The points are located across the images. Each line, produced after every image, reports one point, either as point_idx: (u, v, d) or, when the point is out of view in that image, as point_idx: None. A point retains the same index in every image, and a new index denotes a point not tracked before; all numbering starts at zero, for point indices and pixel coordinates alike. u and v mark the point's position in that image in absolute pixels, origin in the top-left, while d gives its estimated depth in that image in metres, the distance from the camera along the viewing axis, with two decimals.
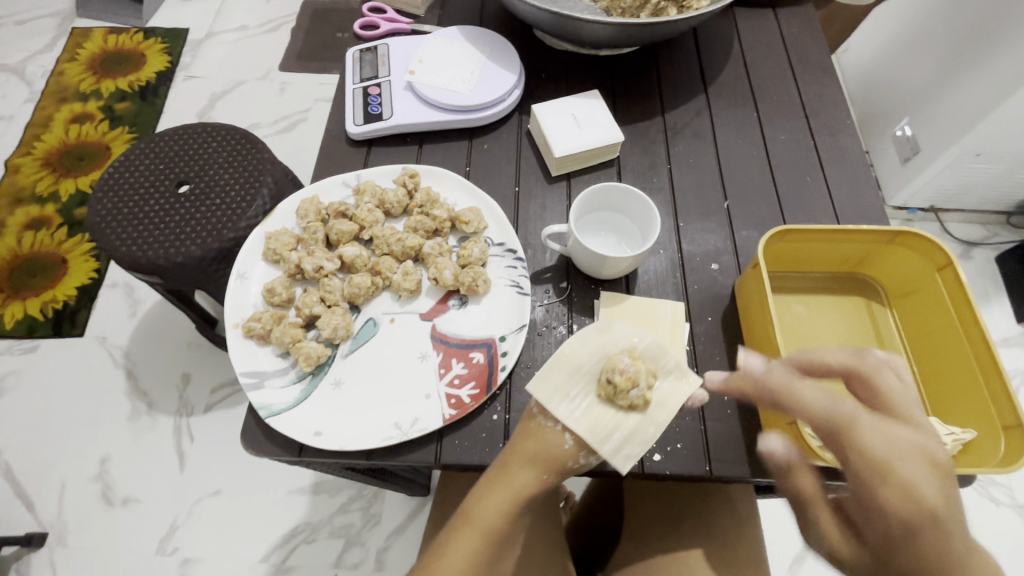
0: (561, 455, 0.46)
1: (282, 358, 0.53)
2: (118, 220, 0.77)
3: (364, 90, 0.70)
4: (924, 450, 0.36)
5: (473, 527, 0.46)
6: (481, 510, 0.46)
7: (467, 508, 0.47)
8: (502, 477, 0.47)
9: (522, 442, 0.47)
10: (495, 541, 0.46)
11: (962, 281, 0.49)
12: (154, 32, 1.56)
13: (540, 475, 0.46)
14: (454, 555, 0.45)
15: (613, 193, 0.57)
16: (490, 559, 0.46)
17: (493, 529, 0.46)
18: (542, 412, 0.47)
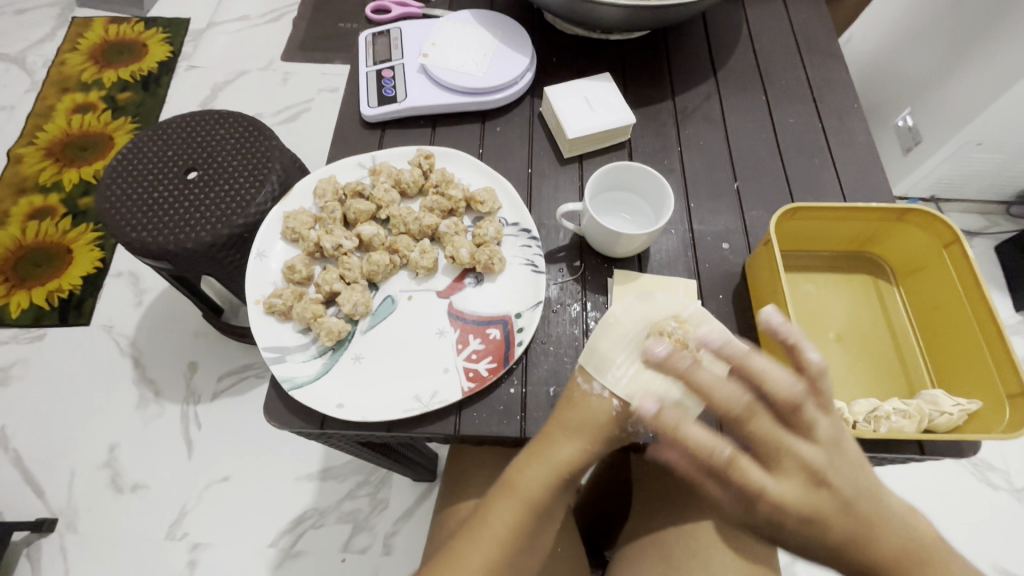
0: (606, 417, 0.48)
1: (303, 333, 0.54)
2: (128, 205, 0.78)
3: (378, 73, 0.71)
4: (814, 451, 0.38)
5: (515, 497, 0.46)
6: (523, 478, 0.47)
7: (508, 476, 0.48)
8: (544, 443, 0.48)
9: (568, 410, 0.49)
10: (534, 511, 0.46)
11: (968, 256, 0.50)
12: (155, 22, 1.56)
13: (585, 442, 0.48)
14: (494, 520, 0.45)
15: (629, 172, 0.58)
16: (529, 531, 0.46)
17: (534, 498, 0.46)
18: (587, 379, 0.50)
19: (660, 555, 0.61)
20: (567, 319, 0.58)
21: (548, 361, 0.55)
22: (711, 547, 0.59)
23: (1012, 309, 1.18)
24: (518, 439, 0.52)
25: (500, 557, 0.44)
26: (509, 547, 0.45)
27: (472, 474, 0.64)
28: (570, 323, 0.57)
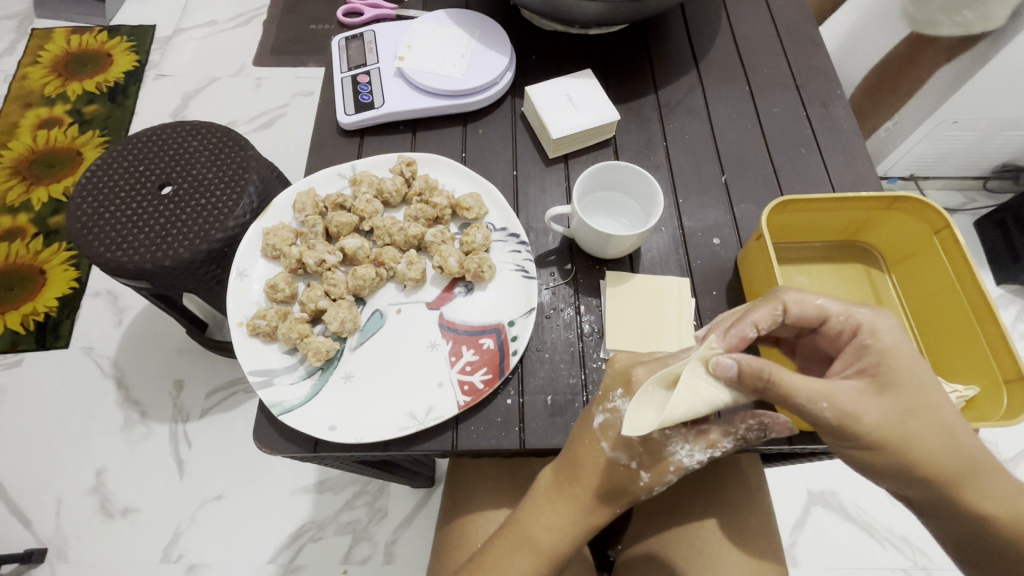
0: (626, 480, 0.46)
1: (290, 354, 0.53)
2: (101, 224, 0.74)
3: (354, 79, 0.69)
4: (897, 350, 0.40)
5: (532, 553, 0.47)
6: (539, 531, 0.48)
7: (525, 533, 0.48)
8: (558, 498, 0.48)
9: (585, 467, 0.47)
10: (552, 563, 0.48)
11: (960, 242, 0.50)
12: (120, 31, 1.51)
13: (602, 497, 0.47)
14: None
15: (615, 171, 0.57)
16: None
17: (551, 552, 0.47)
18: (613, 447, 0.46)
19: (667, 554, 0.60)
20: (560, 324, 0.56)
21: (545, 369, 0.54)
22: (715, 543, 0.59)
23: (992, 283, 1.20)
24: (517, 450, 0.51)
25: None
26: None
27: (472, 484, 0.63)
28: (564, 328, 0.56)
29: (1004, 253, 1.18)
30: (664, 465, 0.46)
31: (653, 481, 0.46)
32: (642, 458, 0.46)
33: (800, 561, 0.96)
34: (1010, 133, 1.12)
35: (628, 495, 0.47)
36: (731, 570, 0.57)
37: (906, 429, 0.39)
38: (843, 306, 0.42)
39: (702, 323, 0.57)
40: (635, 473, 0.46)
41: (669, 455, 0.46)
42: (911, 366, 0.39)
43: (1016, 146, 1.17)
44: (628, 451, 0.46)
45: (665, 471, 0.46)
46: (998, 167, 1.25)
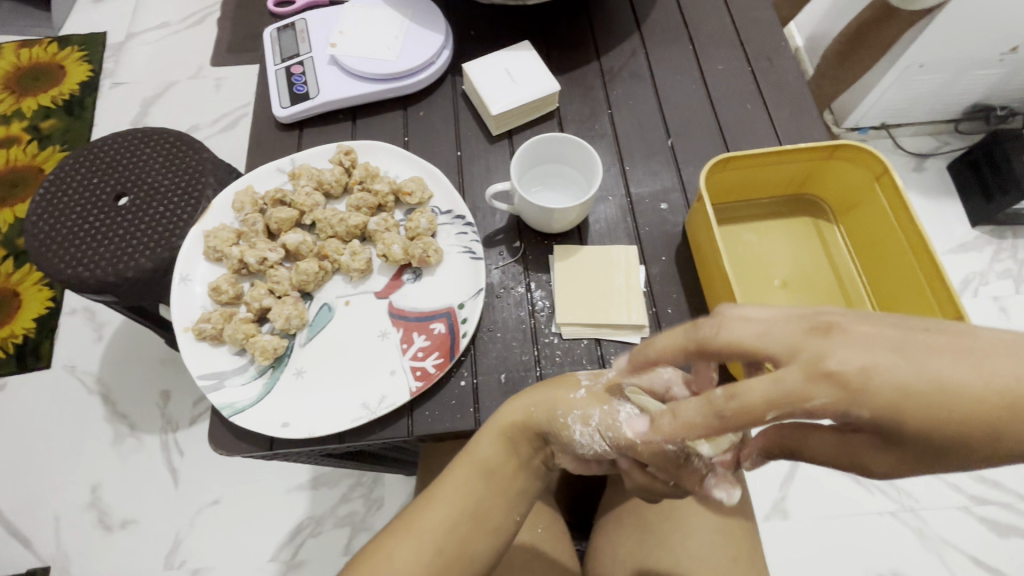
0: (563, 402, 0.45)
1: (239, 355, 0.52)
2: (57, 240, 0.72)
3: (287, 71, 0.67)
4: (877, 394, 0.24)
5: (469, 461, 0.47)
6: (478, 442, 0.47)
7: (466, 446, 0.48)
8: (495, 419, 0.47)
9: (536, 391, 0.47)
10: (488, 479, 0.47)
11: (899, 187, 0.50)
12: (70, 40, 1.46)
13: (534, 418, 0.46)
14: (450, 490, 0.46)
15: (553, 143, 0.57)
16: (481, 500, 0.46)
17: (488, 466, 0.47)
18: (580, 419, 0.44)
19: (640, 520, 0.61)
20: (511, 302, 0.56)
21: (497, 349, 0.54)
22: (684, 505, 0.60)
23: (968, 226, 1.20)
24: (474, 430, 0.51)
25: (449, 524, 0.45)
26: (459, 515, 0.45)
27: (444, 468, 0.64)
28: (515, 306, 0.56)
29: (978, 195, 1.18)
30: (599, 403, 0.44)
31: (578, 421, 0.44)
32: (591, 392, 0.45)
33: (791, 513, 0.98)
34: (977, 72, 1.11)
35: (554, 427, 0.45)
36: (699, 529, 0.58)
37: (954, 464, 0.25)
38: (790, 403, 0.25)
39: (653, 290, 0.56)
40: (572, 399, 0.45)
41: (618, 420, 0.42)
42: (920, 402, 0.23)
43: (984, 85, 1.16)
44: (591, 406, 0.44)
45: (591, 413, 0.43)
46: (968, 108, 1.24)
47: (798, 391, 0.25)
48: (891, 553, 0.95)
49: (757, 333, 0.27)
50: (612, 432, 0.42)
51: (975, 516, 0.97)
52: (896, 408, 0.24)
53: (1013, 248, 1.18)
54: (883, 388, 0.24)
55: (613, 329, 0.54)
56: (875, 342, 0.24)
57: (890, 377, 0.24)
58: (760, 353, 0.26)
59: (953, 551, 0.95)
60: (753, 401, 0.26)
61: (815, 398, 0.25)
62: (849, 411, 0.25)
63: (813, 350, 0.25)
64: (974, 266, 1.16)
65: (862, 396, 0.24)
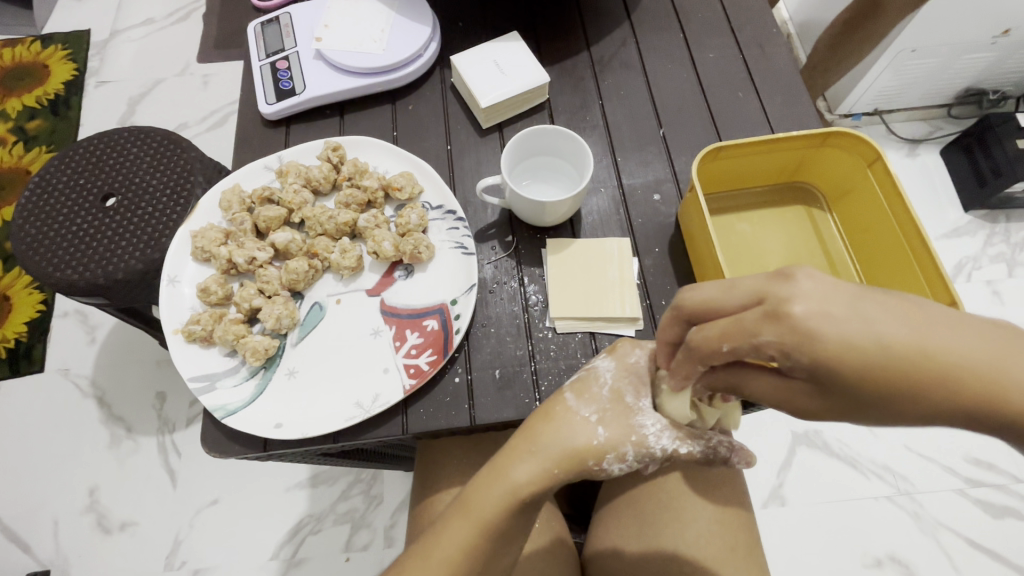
0: (589, 452, 0.41)
1: (230, 356, 0.52)
2: (43, 242, 0.71)
3: (272, 66, 0.66)
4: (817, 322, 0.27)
5: (470, 521, 0.41)
6: (484, 504, 0.41)
7: (466, 505, 0.42)
8: (503, 475, 0.42)
9: (550, 445, 0.42)
10: (494, 540, 0.42)
11: (892, 173, 0.49)
12: (53, 39, 1.44)
13: (556, 473, 0.41)
14: (455, 555, 0.41)
15: (543, 135, 0.56)
16: (488, 558, 0.42)
17: (495, 529, 0.41)
18: (616, 459, 0.42)
19: (639, 512, 0.61)
20: (505, 297, 0.56)
21: (491, 345, 0.53)
22: (681, 496, 0.60)
23: (961, 211, 1.20)
24: (469, 427, 0.51)
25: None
26: (465, 573, 0.41)
27: (442, 464, 0.63)
28: (509, 301, 0.56)
29: (971, 179, 1.18)
30: (627, 437, 0.42)
31: (615, 462, 0.42)
32: (610, 428, 0.42)
33: (788, 500, 0.99)
34: (969, 56, 1.10)
35: (585, 474, 0.42)
36: (696, 519, 0.59)
37: (863, 411, 0.28)
38: (741, 337, 0.28)
39: (647, 282, 0.56)
40: (597, 445, 0.42)
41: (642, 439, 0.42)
42: (860, 350, 0.26)
43: (976, 69, 1.16)
44: (620, 442, 0.42)
45: (625, 450, 0.42)
46: (961, 92, 1.24)
47: (748, 329, 0.28)
48: (887, 536, 0.96)
49: (728, 281, 0.30)
50: (646, 455, 0.42)
51: (970, 498, 0.98)
52: (840, 352, 0.26)
53: (1005, 232, 1.18)
54: (829, 333, 0.26)
55: (608, 322, 0.53)
56: (831, 292, 0.27)
57: (838, 326, 0.26)
58: (728, 298, 0.30)
59: (949, 533, 0.96)
60: (710, 335, 0.30)
61: (761, 335, 0.28)
62: (792, 352, 0.27)
63: (776, 295, 0.28)
64: (968, 250, 1.17)
65: (814, 340, 0.26)
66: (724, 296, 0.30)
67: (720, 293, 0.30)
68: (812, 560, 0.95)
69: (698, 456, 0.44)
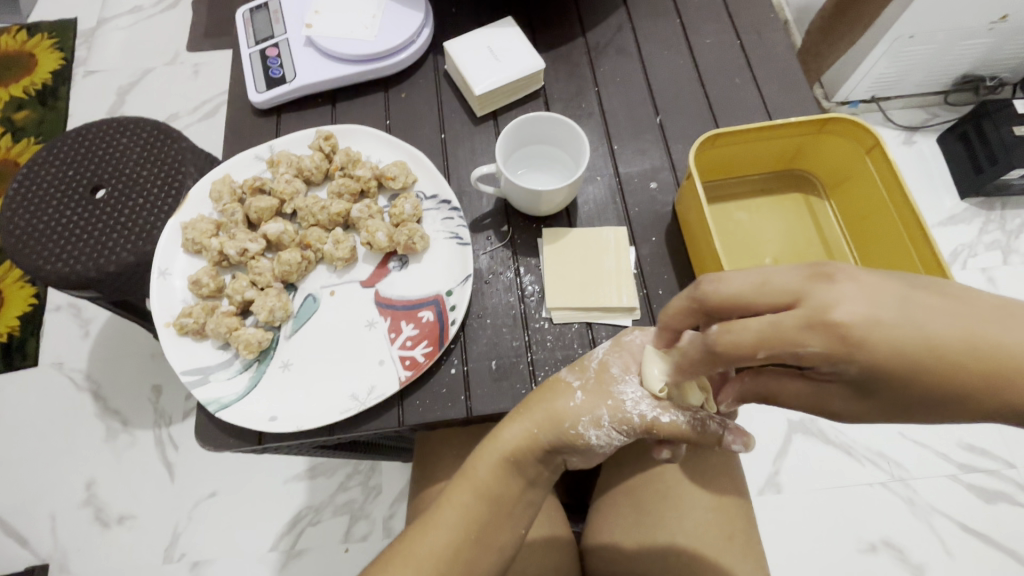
0: (566, 415, 0.43)
1: (223, 349, 0.51)
2: (33, 235, 0.70)
3: (262, 53, 0.65)
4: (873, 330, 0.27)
5: (469, 484, 0.44)
6: (477, 464, 0.45)
7: (463, 468, 0.45)
8: (492, 440, 0.45)
9: (534, 409, 0.44)
10: (488, 503, 0.44)
11: (890, 159, 0.49)
12: (39, 28, 1.41)
13: (537, 440, 0.44)
14: (449, 514, 0.44)
15: (539, 123, 0.55)
16: (483, 524, 0.44)
17: (488, 489, 0.44)
18: (592, 425, 0.43)
19: (636, 500, 0.61)
20: (500, 288, 0.55)
21: (487, 335, 0.53)
22: (677, 483, 0.60)
23: (956, 199, 1.20)
24: (465, 419, 0.51)
25: (452, 550, 0.42)
26: (462, 543, 0.43)
27: (439, 456, 0.63)
28: (504, 292, 0.55)
29: (968, 166, 1.18)
30: (603, 401, 0.43)
31: (590, 426, 0.43)
32: (588, 393, 0.44)
33: (785, 487, 1.00)
34: (967, 42, 1.09)
35: (565, 440, 0.43)
36: (693, 507, 0.59)
37: (899, 406, 0.29)
38: (783, 347, 0.28)
39: (644, 272, 0.55)
40: (573, 409, 0.43)
41: (619, 406, 0.43)
42: (910, 352, 0.26)
43: (974, 56, 1.15)
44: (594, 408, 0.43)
45: (600, 414, 0.43)
46: (958, 79, 1.23)
47: (791, 337, 0.28)
48: (882, 521, 0.97)
49: (759, 279, 0.29)
50: (627, 424, 0.42)
51: (963, 483, 0.99)
52: (889, 357, 0.27)
53: (1001, 219, 1.18)
54: (879, 339, 0.27)
55: (605, 312, 0.53)
56: (876, 294, 0.27)
57: (887, 331, 0.27)
58: (762, 298, 0.29)
59: (943, 518, 0.97)
60: (744, 339, 0.29)
61: (807, 343, 0.28)
62: (841, 361, 0.28)
63: (819, 299, 0.27)
64: (964, 238, 1.17)
65: (862, 347, 0.27)
66: (755, 295, 0.29)
67: (754, 292, 0.29)
68: (807, 546, 0.96)
69: (684, 429, 0.41)
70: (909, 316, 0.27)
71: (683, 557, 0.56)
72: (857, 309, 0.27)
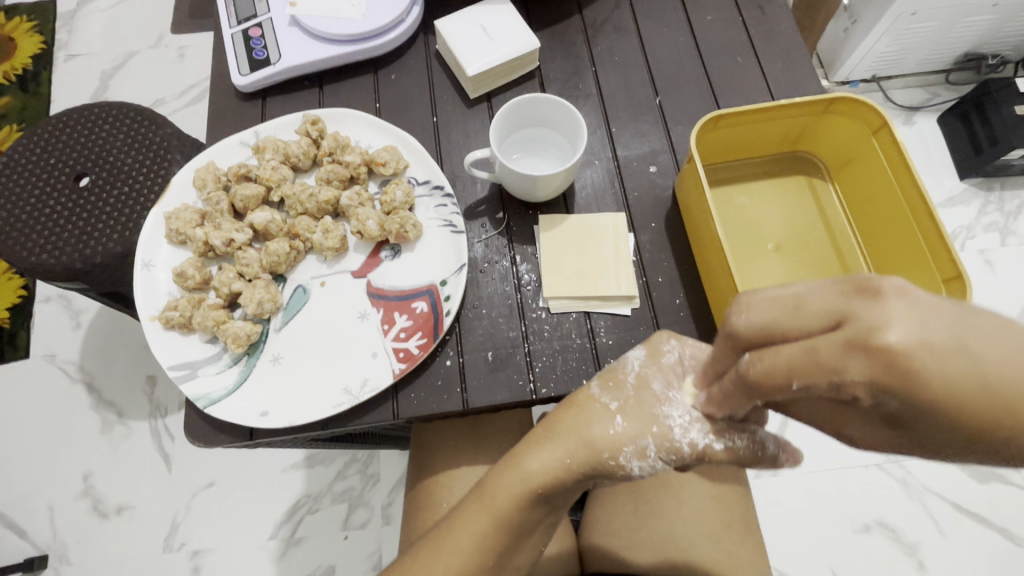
0: (606, 444, 0.39)
1: (212, 343, 0.50)
2: (15, 226, 0.67)
3: (245, 33, 0.62)
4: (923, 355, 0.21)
5: (485, 510, 0.42)
6: (497, 494, 0.41)
7: (481, 495, 0.42)
8: (515, 468, 0.42)
9: (568, 435, 0.41)
10: (508, 530, 0.42)
11: (897, 141, 0.47)
12: (18, 10, 1.36)
13: (569, 470, 0.40)
14: (466, 541, 0.42)
15: (536, 105, 0.53)
16: (502, 547, 0.42)
17: (508, 519, 0.41)
18: (637, 456, 0.38)
19: (634, 491, 0.61)
20: (496, 277, 0.54)
21: (483, 326, 0.52)
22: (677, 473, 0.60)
23: (956, 179, 1.19)
24: (462, 411, 0.50)
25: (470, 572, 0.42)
26: (474, 566, 0.42)
27: (436, 447, 0.62)
28: (500, 281, 0.54)
29: (968, 147, 1.16)
30: (648, 430, 0.38)
31: (632, 458, 0.38)
32: (631, 419, 0.39)
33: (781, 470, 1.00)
34: (971, 19, 1.07)
35: (601, 469, 0.40)
36: (691, 496, 0.58)
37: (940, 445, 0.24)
38: (820, 374, 0.23)
39: (643, 259, 0.54)
40: (613, 436, 0.39)
41: (665, 434, 0.38)
42: (957, 386, 0.21)
43: (977, 33, 1.12)
44: (639, 442, 0.38)
45: (645, 444, 0.38)
46: (960, 57, 1.21)
47: (830, 363, 0.23)
48: (876, 503, 0.97)
49: (794, 302, 0.25)
50: (675, 453, 0.38)
51: (958, 464, 0.99)
52: (937, 392, 0.21)
53: (1000, 200, 1.17)
54: (936, 372, 0.21)
55: (602, 301, 0.52)
56: (928, 316, 0.21)
57: (939, 359, 0.21)
58: (796, 324, 0.25)
59: (936, 498, 0.98)
60: (778, 365, 0.25)
61: (846, 371, 0.23)
62: (887, 391, 0.22)
63: (865, 320, 0.22)
64: (963, 219, 1.15)
65: (914, 378, 0.21)
66: (791, 320, 0.25)
67: (789, 317, 0.25)
68: (802, 528, 0.96)
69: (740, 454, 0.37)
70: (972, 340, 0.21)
71: (681, 545, 0.56)
72: (908, 331, 0.21)
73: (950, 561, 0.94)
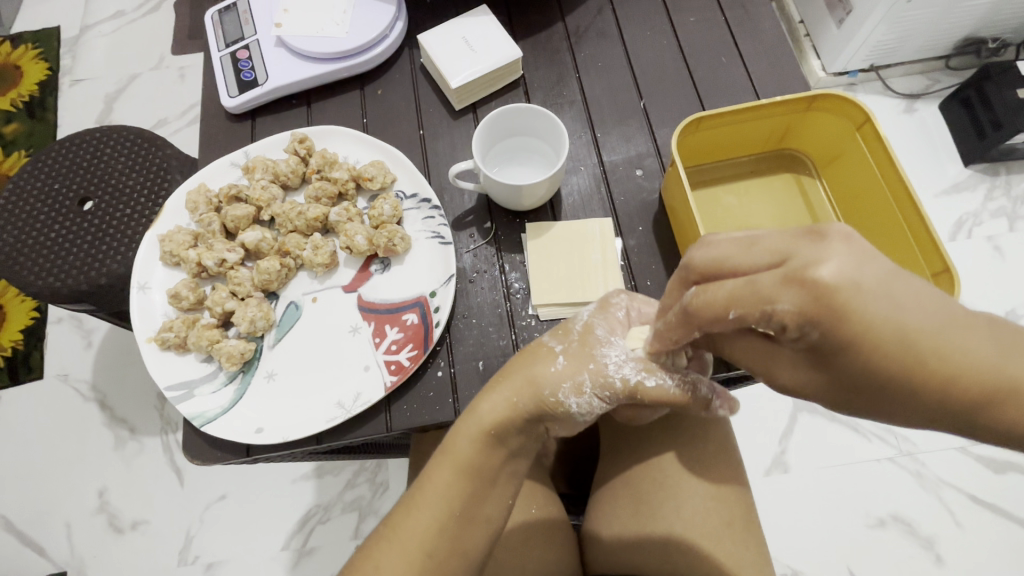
0: (545, 381, 0.41)
1: (207, 362, 0.51)
2: (21, 250, 0.68)
3: (233, 56, 0.63)
4: (839, 291, 0.23)
5: (449, 460, 0.42)
6: (456, 439, 0.42)
7: (443, 445, 0.42)
8: (471, 414, 0.42)
9: (514, 375, 0.43)
10: (471, 478, 0.41)
11: (881, 136, 0.47)
12: (23, 38, 1.39)
13: (518, 409, 0.42)
14: (431, 492, 0.41)
15: (516, 115, 0.53)
16: (468, 498, 0.41)
17: (470, 463, 0.41)
18: (574, 393, 0.41)
19: (636, 492, 0.60)
20: (485, 286, 0.54)
21: (474, 335, 0.52)
22: (676, 476, 0.59)
23: (961, 166, 1.17)
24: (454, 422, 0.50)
25: (438, 527, 0.40)
26: (446, 518, 0.40)
27: None
28: (489, 290, 0.54)
29: (970, 131, 1.15)
30: (584, 364, 0.41)
31: (570, 392, 0.41)
32: (571, 357, 0.42)
33: (791, 466, 0.99)
34: (968, 3, 1.05)
35: (544, 406, 0.42)
36: (691, 496, 0.58)
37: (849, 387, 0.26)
38: (754, 304, 0.25)
39: (631, 263, 0.54)
40: (553, 373, 0.41)
41: (600, 367, 0.41)
42: (878, 331, 0.23)
43: (976, 17, 1.11)
44: (576, 382, 0.41)
45: (581, 379, 0.41)
46: (960, 42, 1.18)
47: (764, 293, 0.25)
48: (889, 497, 0.96)
49: (747, 240, 0.27)
50: (608, 387, 0.41)
51: (972, 455, 0.98)
52: (858, 332, 0.23)
53: (1006, 185, 1.15)
54: (855, 308, 0.23)
55: None
56: (866, 259, 0.23)
57: (864, 297, 0.23)
58: (748, 262, 0.26)
59: (951, 490, 0.96)
60: (719, 298, 0.27)
61: (779, 302, 0.25)
62: (808, 322, 0.24)
63: (803, 257, 0.24)
64: (968, 205, 1.14)
65: (839, 314, 0.23)
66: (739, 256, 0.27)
67: (736, 253, 0.27)
68: (814, 525, 0.95)
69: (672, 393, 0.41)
70: (888, 293, 0.23)
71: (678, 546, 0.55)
72: (840, 270, 0.23)
73: (967, 553, 0.92)
